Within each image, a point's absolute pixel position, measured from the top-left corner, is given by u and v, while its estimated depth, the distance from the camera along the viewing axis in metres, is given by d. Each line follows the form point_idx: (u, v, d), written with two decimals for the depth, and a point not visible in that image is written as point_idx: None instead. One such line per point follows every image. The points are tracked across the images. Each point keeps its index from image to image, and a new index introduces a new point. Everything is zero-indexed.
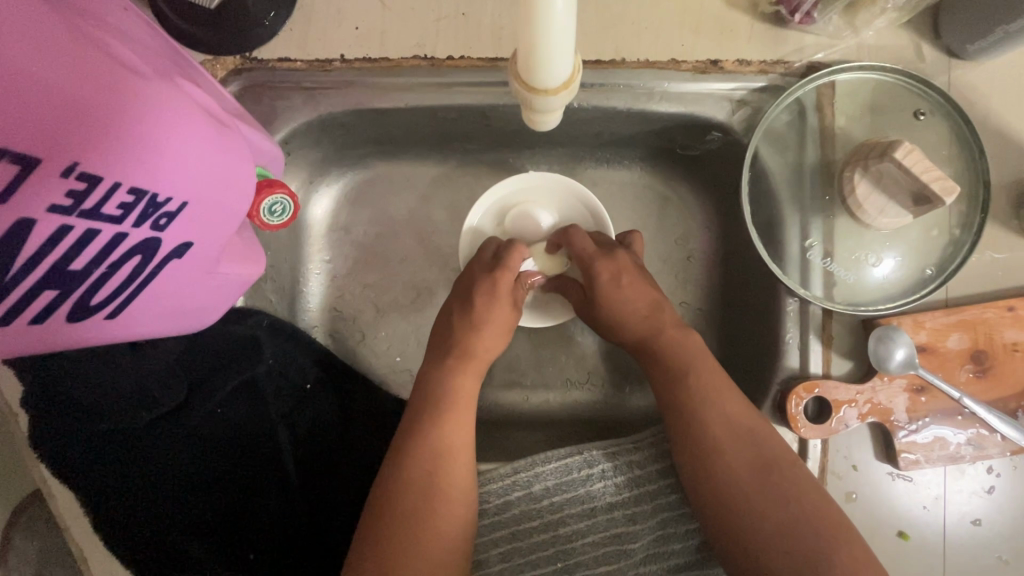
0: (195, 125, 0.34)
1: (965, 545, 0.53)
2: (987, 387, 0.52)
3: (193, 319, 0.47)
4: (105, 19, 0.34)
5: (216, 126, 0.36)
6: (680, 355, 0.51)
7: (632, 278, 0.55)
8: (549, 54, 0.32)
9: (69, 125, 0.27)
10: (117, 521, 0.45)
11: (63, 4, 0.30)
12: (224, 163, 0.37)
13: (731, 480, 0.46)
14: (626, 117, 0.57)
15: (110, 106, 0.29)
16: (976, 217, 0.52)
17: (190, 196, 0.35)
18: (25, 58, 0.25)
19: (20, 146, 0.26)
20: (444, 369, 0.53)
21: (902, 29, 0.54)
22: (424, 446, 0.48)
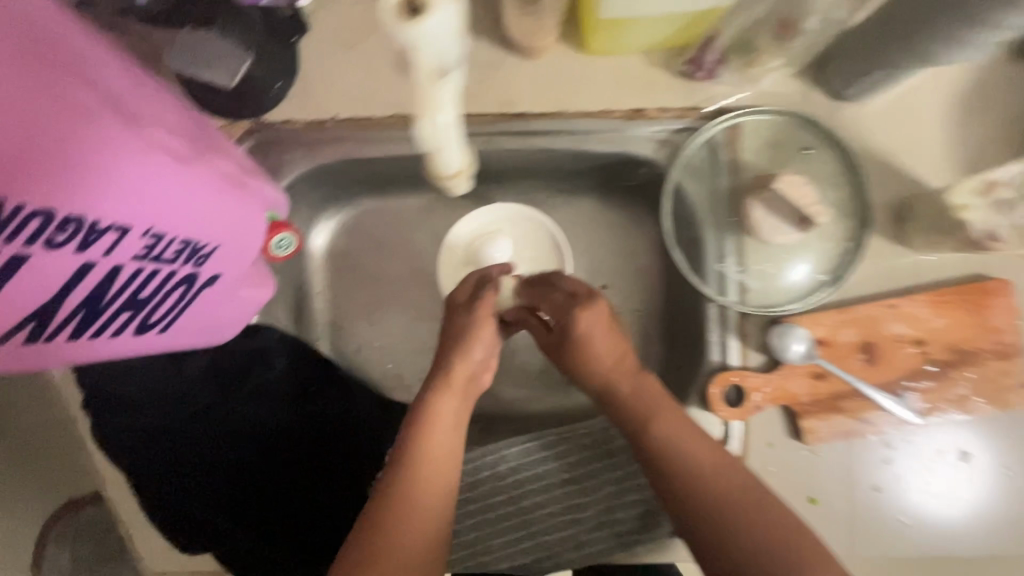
0: (217, 193, 0.43)
1: (866, 509, 0.63)
2: (876, 372, 0.62)
3: (213, 334, 0.57)
4: (146, 104, 0.41)
5: (234, 190, 0.46)
6: (642, 405, 0.56)
7: (605, 328, 0.59)
8: (444, 153, 0.42)
9: (147, 199, 0.35)
10: (162, 492, 0.60)
11: (121, 102, 0.36)
12: (241, 213, 0.47)
13: (716, 506, 0.50)
14: (572, 156, 0.68)
15: (174, 181, 0.37)
16: (860, 231, 0.63)
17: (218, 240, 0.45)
18: (122, 152, 0.33)
19: (118, 218, 0.34)
20: (431, 390, 0.56)
21: (795, 78, 0.65)
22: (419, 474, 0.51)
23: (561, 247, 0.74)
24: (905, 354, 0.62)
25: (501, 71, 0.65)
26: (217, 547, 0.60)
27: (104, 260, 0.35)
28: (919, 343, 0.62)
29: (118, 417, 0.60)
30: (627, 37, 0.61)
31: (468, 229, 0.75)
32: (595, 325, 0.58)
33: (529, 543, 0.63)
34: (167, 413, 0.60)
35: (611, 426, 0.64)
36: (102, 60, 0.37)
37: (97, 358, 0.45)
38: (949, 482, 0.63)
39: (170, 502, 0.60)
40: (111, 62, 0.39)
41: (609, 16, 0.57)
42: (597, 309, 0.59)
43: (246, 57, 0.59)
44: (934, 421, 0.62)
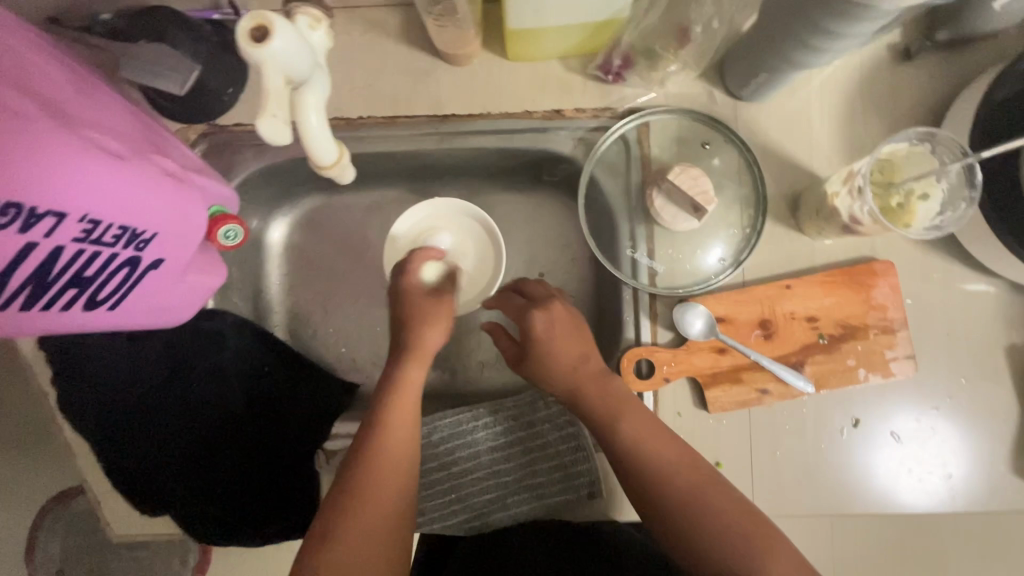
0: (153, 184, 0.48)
1: (768, 471, 0.69)
2: (773, 346, 0.68)
3: (166, 315, 0.63)
4: (89, 111, 0.47)
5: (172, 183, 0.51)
6: (605, 406, 0.60)
7: (564, 328, 0.63)
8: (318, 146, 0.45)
9: (83, 191, 0.41)
10: (120, 461, 0.66)
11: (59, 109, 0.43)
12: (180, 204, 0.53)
13: (657, 465, 0.56)
14: (500, 154, 0.75)
15: (109, 175, 0.43)
16: (757, 218, 0.69)
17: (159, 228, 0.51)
18: (56, 150, 0.39)
19: (56, 206, 0.40)
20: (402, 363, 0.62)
21: (699, 79, 0.72)
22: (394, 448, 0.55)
23: (495, 240, 0.80)
24: (799, 329, 0.68)
25: (433, 77, 0.72)
26: (174, 510, 0.66)
27: (45, 240, 0.40)
28: (812, 319, 0.68)
29: (81, 392, 0.66)
30: (542, 45, 0.68)
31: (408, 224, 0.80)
32: (555, 330, 0.63)
33: (460, 505, 0.69)
34: (127, 387, 0.67)
35: (535, 398, 0.71)
36: (43, 76, 0.44)
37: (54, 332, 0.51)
38: (894, 464, 0.69)
39: (129, 470, 0.66)
40: (54, 78, 0.46)
41: (520, 27, 0.63)
42: (559, 311, 0.64)
43: (194, 67, 0.66)
44: (827, 389, 0.69)
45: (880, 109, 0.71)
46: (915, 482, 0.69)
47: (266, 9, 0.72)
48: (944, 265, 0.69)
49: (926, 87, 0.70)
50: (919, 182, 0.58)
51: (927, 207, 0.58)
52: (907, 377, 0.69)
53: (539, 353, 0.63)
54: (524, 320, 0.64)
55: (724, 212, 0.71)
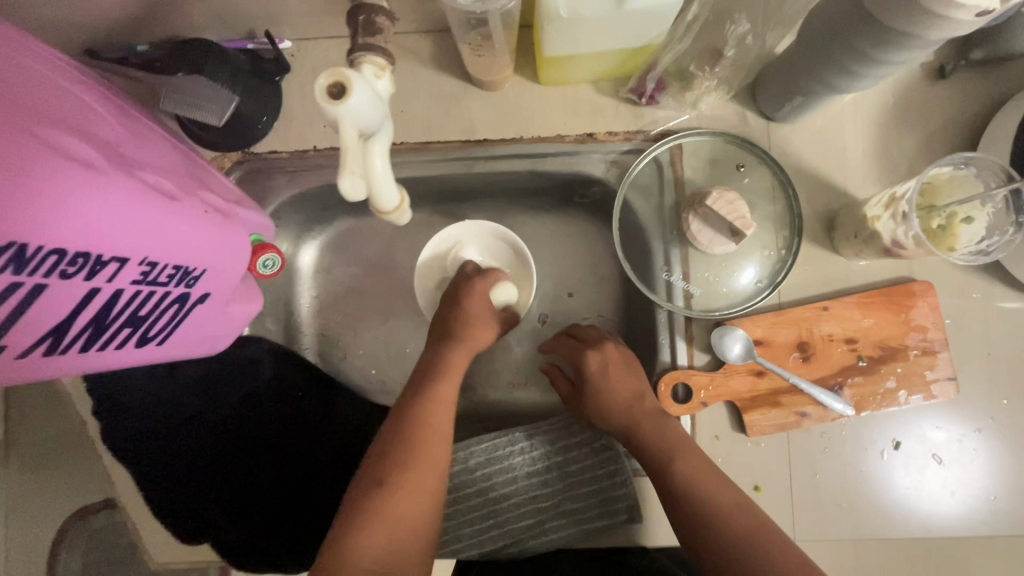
0: (203, 222, 0.49)
1: (809, 495, 0.68)
2: (812, 368, 0.68)
3: (205, 345, 0.63)
4: (140, 151, 0.48)
5: (220, 220, 0.52)
6: (662, 442, 0.62)
7: (618, 369, 0.68)
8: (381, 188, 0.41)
9: (144, 235, 0.42)
10: (161, 490, 0.66)
11: (118, 154, 0.43)
12: (225, 240, 0.53)
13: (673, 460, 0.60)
14: (531, 177, 0.75)
15: (167, 217, 0.44)
16: (793, 240, 0.69)
17: (207, 264, 0.51)
18: (122, 196, 0.39)
19: (119, 252, 0.40)
20: (447, 350, 0.69)
21: (731, 102, 0.72)
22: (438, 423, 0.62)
23: (526, 260, 0.80)
24: (837, 351, 0.68)
25: (465, 103, 0.72)
26: (214, 540, 0.66)
27: (109, 284, 0.41)
28: (850, 341, 0.68)
29: (121, 422, 0.66)
30: (574, 69, 0.68)
31: (440, 245, 0.81)
32: (609, 368, 0.67)
33: (499, 531, 0.69)
34: (166, 416, 0.67)
35: (571, 422, 0.71)
36: (98, 120, 0.44)
37: (103, 369, 0.51)
38: (915, 471, 0.68)
39: (169, 499, 0.66)
40: (108, 119, 0.46)
41: (554, 54, 0.63)
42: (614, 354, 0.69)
43: (233, 99, 0.66)
44: (867, 412, 0.68)
45: (915, 128, 0.70)
46: (958, 505, 0.68)
47: (299, 37, 0.73)
48: (983, 285, 0.69)
49: (962, 105, 0.70)
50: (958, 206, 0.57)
51: (965, 232, 0.58)
52: (948, 399, 0.68)
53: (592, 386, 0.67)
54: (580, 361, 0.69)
55: (759, 233, 0.71)
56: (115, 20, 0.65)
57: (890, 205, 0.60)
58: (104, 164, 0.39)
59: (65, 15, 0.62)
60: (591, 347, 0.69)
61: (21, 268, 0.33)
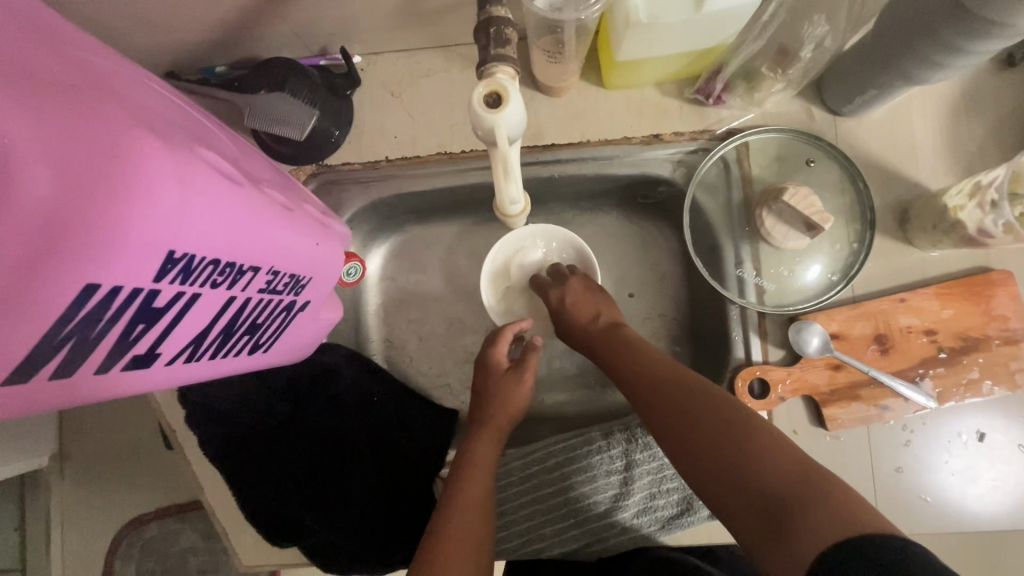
0: (312, 234, 0.51)
1: (892, 489, 0.68)
2: (891, 360, 0.68)
3: (290, 354, 0.65)
4: (252, 164, 0.50)
5: (321, 228, 0.54)
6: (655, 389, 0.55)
7: (580, 294, 0.71)
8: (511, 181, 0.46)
9: (273, 245, 0.44)
10: (255, 494, 0.68)
11: (243, 169, 0.45)
12: (326, 248, 0.55)
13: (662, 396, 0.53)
14: (597, 179, 0.76)
15: (288, 228, 0.46)
16: (867, 232, 0.69)
17: (311, 272, 0.53)
18: (260, 209, 0.41)
19: (255, 262, 0.42)
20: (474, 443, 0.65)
21: (797, 98, 0.72)
22: (471, 493, 0.58)
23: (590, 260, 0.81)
24: (916, 343, 0.67)
25: (531, 109, 0.74)
26: (308, 541, 0.68)
27: (243, 293, 0.43)
28: (929, 333, 0.67)
29: (216, 428, 0.68)
30: (641, 73, 0.69)
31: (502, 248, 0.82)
32: (572, 297, 0.71)
33: (581, 529, 0.69)
34: (257, 422, 0.70)
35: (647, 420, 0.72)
36: (217, 138, 0.47)
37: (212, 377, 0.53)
38: (959, 461, 0.68)
39: (263, 503, 0.68)
40: (223, 139, 0.48)
41: (625, 58, 0.64)
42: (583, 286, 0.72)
43: (313, 113, 0.69)
44: (948, 402, 0.68)
45: (989, 118, 0.70)
46: None
47: (369, 52, 0.75)
48: None
49: None
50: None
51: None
52: None
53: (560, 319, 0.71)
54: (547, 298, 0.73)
55: (829, 228, 0.71)
56: (200, 42, 0.67)
57: (979, 193, 0.60)
58: (243, 179, 0.41)
59: (157, 40, 0.65)
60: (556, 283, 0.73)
61: (187, 278, 0.36)
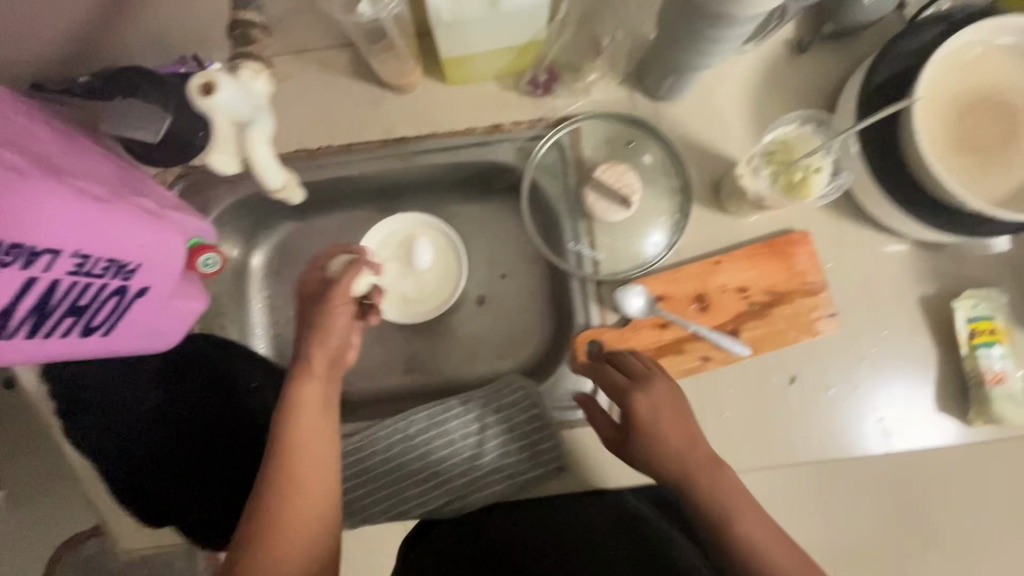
0: (141, 223, 0.56)
1: (718, 433, 0.76)
2: (710, 316, 0.76)
3: (154, 342, 0.69)
4: (74, 162, 0.55)
5: (154, 220, 0.59)
6: (741, 543, 0.59)
7: (667, 411, 0.66)
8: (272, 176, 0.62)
9: (74, 229, 0.48)
10: (125, 480, 0.72)
11: (45, 163, 0.50)
12: (161, 238, 0.60)
13: (759, 553, 0.59)
14: (451, 168, 0.82)
15: (92, 213, 0.50)
16: (681, 204, 0.79)
17: (144, 259, 0.58)
18: (49, 195, 0.46)
19: (52, 245, 0.47)
20: (299, 383, 0.67)
21: (620, 85, 0.79)
22: (296, 458, 0.63)
23: (457, 242, 0.90)
24: (731, 299, 0.76)
25: (383, 106, 0.80)
26: (180, 522, 0.72)
27: (44, 273, 0.47)
28: (742, 290, 0.76)
29: (84, 417, 0.72)
30: (475, 67, 0.75)
31: (380, 236, 0.90)
32: (659, 410, 0.66)
33: (440, 489, 0.76)
34: (126, 407, 0.74)
35: (501, 386, 0.78)
36: (31, 138, 0.52)
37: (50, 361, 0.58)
38: (863, 435, 0.75)
39: (133, 488, 0.72)
40: (41, 139, 0.53)
41: (451, 56, 0.71)
42: (647, 398, 0.66)
43: (166, 118, 0.70)
44: (763, 351, 0.76)
45: (787, 97, 0.79)
46: (852, 430, 0.75)
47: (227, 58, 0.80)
48: (858, 230, 0.78)
49: (822, 74, 0.79)
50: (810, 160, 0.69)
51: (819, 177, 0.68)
52: (834, 333, 0.77)
53: (643, 435, 0.65)
54: (626, 405, 0.66)
55: (652, 203, 0.80)
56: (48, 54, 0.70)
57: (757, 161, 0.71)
58: (26, 168, 0.45)
59: None
60: (638, 389, 0.67)
61: None
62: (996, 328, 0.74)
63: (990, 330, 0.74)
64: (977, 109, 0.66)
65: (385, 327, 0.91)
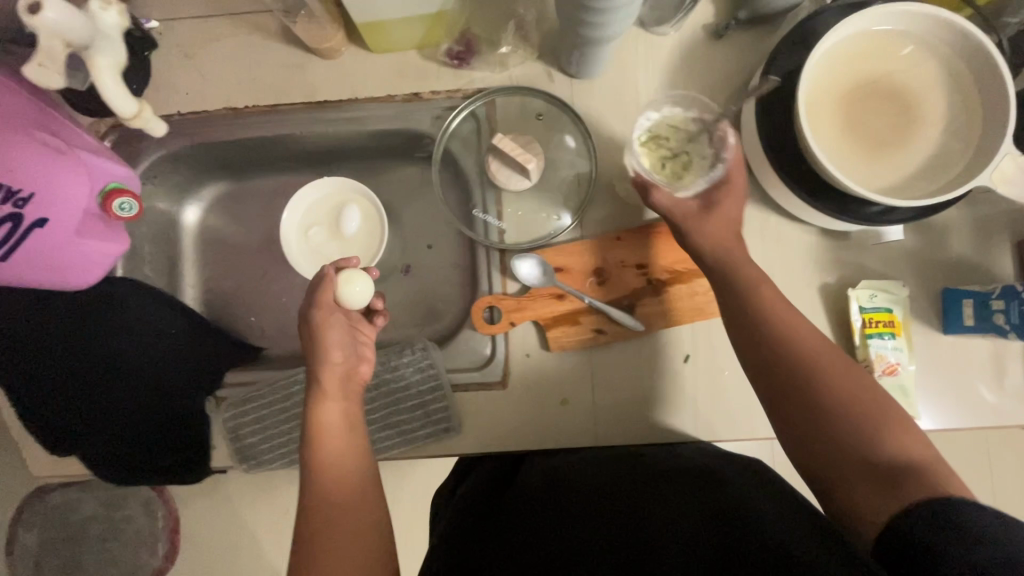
0: (39, 156, 0.66)
1: (610, 407, 0.77)
2: (607, 290, 0.77)
3: (70, 276, 0.75)
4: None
5: (51, 154, 0.67)
6: (851, 431, 0.55)
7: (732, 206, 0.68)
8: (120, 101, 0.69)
9: None
10: (28, 404, 0.76)
11: None
12: (57, 170, 0.67)
13: (872, 431, 0.54)
14: (374, 134, 0.84)
15: None
16: (590, 179, 0.80)
17: (35, 188, 0.65)
18: None
19: None
20: (315, 406, 0.66)
21: (537, 62, 0.81)
22: (326, 468, 0.62)
23: (376, 206, 0.88)
24: (629, 274, 0.77)
25: (308, 69, 0.83)
26: (77, 450, 0.77)
27: None
28: (641, 266, 0.77)
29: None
30: (393, 35, 0.78)
31: (308, 199, 0.91)
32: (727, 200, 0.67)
33: None
34: (37, 342, 0.76)
35: (405, 348, 0.79)
36: None
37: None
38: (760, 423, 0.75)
39: (35, 412, 0.76)
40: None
41: (362, 21, 0.73)
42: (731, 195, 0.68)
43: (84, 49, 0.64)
44: (657, 329, 0.77)
45: (703, 81, 0.80)
46: (740, 415, 0.76)
47: (166, 18, 0.84)
48: (764, 217, 0.78)
49: (736, 60, 0.80)
50: (693, 146, 0.72)
51: (702, 162, 0.71)
52: None
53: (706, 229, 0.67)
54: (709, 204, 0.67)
55: (561, 179, 0.82)
56: None
57: (651, 144, 0.73)
58: None
59: None
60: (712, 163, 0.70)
61: None
62: (893, 320, 0.74)
63: (886, 322, 0.74)
64: (865, 99, 0.68)
65: (307, 289, 0.93)
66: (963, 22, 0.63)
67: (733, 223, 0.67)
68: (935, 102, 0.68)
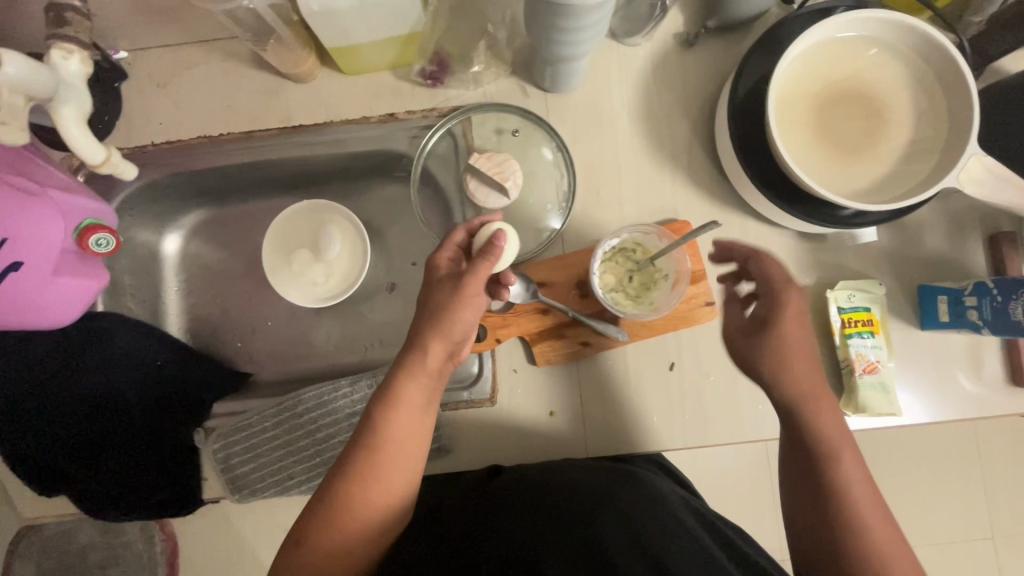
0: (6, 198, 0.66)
1: (599, 416, 0.77)
2: (591, 302, 0.77)
3: (48, 315, 0.74)
4: None
5: (24, 199, 0.68)
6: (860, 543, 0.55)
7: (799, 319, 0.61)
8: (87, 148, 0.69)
9: None
10: (15, 444, 0.75)
11: None
12: (30, 215, 0.68)
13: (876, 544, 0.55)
14: (352, 155, 0.84)
15: None
16: (568, 191, 0.81)
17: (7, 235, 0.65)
18: None
19: None
20: (405, 376, 0.61)
21: (511, 78, 0.82)
22: (381, 449, 0.59)
23: (359, 227, 0.89)
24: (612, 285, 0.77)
25: (282, 94, 0.82)
26: (69, 487, 0.77)
27: None
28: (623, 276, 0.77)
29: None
30: (365, 58, 0.78)
31: (288, 223, 0.90)
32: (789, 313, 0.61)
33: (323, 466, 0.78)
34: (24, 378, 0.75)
35: None
36: None
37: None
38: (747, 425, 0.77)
39: (23, 451, 0.75)
40: None
41: (334, 46, 0.73)
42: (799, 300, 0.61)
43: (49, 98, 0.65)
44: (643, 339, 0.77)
45: (676, 90, 0.81)
46: (728, 418, 0.77)
47: (135, 47, 0.83)
48: (742, 222, 0.79)
49: (708, 67, 0.81)
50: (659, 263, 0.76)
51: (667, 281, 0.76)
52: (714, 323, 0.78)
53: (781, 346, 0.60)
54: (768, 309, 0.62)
55: (541, 191, 0.82)
56: None
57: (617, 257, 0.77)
58: None
59: None
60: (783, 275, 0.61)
61: None
62: (871, 319, 0.75)
63: (865, 321, 0.75)
64: (835, 103, 0.70)
65: (293, 313, 0.93)
66: (924, 26, 0.65)
67: (796, 348, 0.60)
68: (904, 103, 0.69)
